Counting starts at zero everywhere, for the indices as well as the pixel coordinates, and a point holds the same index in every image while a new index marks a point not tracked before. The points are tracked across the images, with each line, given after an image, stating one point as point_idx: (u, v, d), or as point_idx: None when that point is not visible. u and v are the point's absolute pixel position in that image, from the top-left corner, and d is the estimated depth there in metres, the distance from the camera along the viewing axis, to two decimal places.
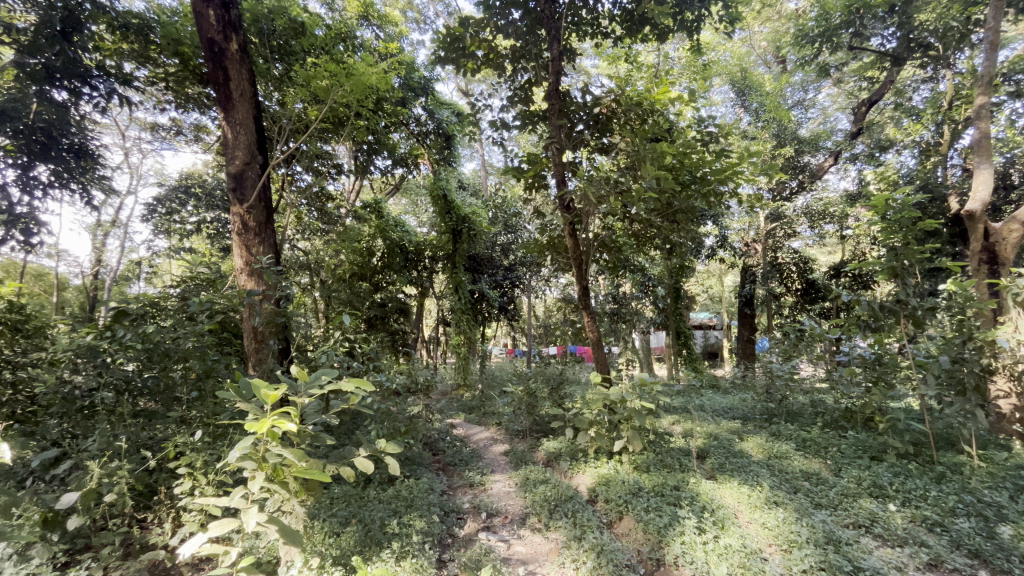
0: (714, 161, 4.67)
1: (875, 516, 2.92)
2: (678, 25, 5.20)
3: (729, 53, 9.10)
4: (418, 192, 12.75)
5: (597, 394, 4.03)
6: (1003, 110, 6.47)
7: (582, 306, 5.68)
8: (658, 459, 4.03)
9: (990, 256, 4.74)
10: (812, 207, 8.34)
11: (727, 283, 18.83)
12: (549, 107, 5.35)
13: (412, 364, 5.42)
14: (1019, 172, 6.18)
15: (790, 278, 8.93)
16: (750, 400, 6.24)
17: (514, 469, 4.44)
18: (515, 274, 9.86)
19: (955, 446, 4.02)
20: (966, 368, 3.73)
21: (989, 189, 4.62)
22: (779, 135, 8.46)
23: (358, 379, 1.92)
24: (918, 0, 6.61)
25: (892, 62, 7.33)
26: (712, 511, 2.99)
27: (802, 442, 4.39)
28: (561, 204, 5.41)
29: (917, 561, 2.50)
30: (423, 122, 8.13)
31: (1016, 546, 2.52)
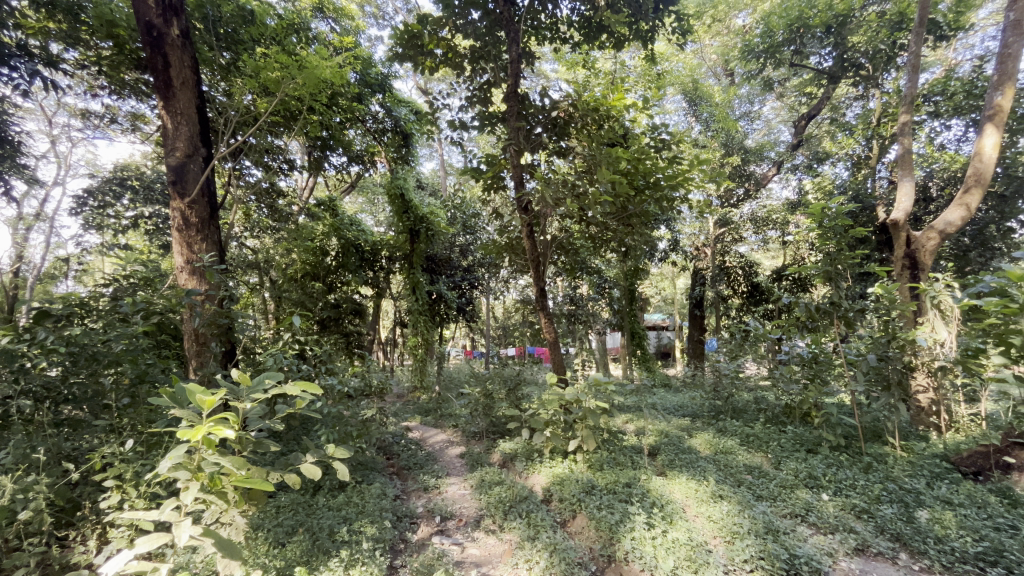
0: (666, 168, 4.81)
1: (809, 506, 3.10)
2: (634, 35, 5.33)
3: (681, 64, 9.44)
4: (376, 190, 12.50)
5: (553, 395, 4.09)
6: (924, 128, 7.04)
7: (540, 307, 5.71)
8: (611, 457, 4.11)
9: (911, 262, 5.13)
10: (757, 214, 8.59)
11: (680, 284, 19.56)
12: (508, 109, 5.37)
13: (367, 366, 5.29)
14: (937, 186, 6.75)
15: (737, 281, 9.32)
16: (699, 398, 6.50)
17: (469, 471, 4.41)
18: (474, 275, 9.81)
19: (881, 438, 4.33)
20: (890, 366, 4.03)
21: (911, 200, 5.03)
22: (727, 145, 8.85)
23: (306, 383, 1.84)
24: (851, 24, 7.08)
25: (829, 79, 7.84)
26: (661, 506, 3.09)
27: (746, 438, 4.60)
28: (519, 205, 5.42)
29: (846, 547, 2.68)
30: (380, 119, 7.96)
31: (931, 529, 2.74)
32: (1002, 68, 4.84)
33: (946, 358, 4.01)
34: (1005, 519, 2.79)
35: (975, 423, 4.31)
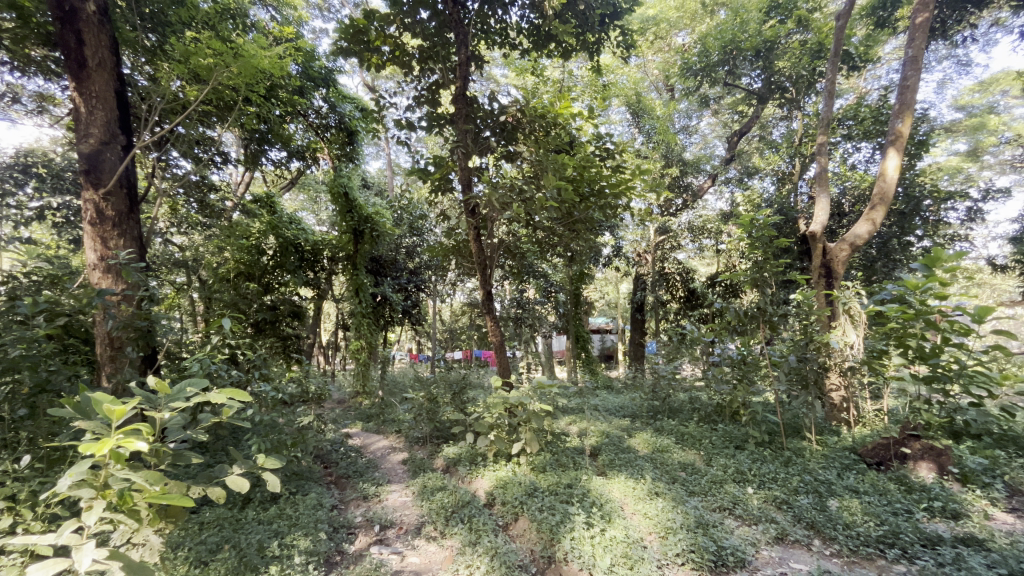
0: (610, 177, 4.96)
1: (736, 500, 3.29)
2: (580, 45, 5.45)
3: (626, 77, 9.75)
4: (318, 188, 12.02)
5: (498, 398, 4.09)
6: (838, 149, 7.71)
7: (486, 311, 5.70)
8: (554, 458, 4.17)
9: (826, 271, 5.58)
10: (693, 223, 9.12)
11: (622, 288, 20.23)
12: (456, 111, 5.33)
13: (304, 371, 5.05)
14: (849, 202, 7.42)
15: (675, 286, 9.86)
16: (639, 399, 6.74)
17: (411, 477, 4.33)
18: (420, 277, 9.65)
19: (800, 433, 4.68)
20: (808, 366, 4.38)
21: (826, 214, 5.48)
22: (667, 156, 9.25)
23: (232, 391, 1.73)
24: (778, 49, 7.63)
25: (758, 100, 8.39)
26: (600, 506, 3.16)
27: (681, 436, 4.83)
28: (466, 208, 5.40)
29: (767, 535, 2.87)
30: (324, 115, 7.68)
31: (840, 516, 2.98)
32: (903, 98, 5.38)
33: (855, 359, 4.40)
34: (902, 504, 3.09)
35: (878, 417, 4.75)
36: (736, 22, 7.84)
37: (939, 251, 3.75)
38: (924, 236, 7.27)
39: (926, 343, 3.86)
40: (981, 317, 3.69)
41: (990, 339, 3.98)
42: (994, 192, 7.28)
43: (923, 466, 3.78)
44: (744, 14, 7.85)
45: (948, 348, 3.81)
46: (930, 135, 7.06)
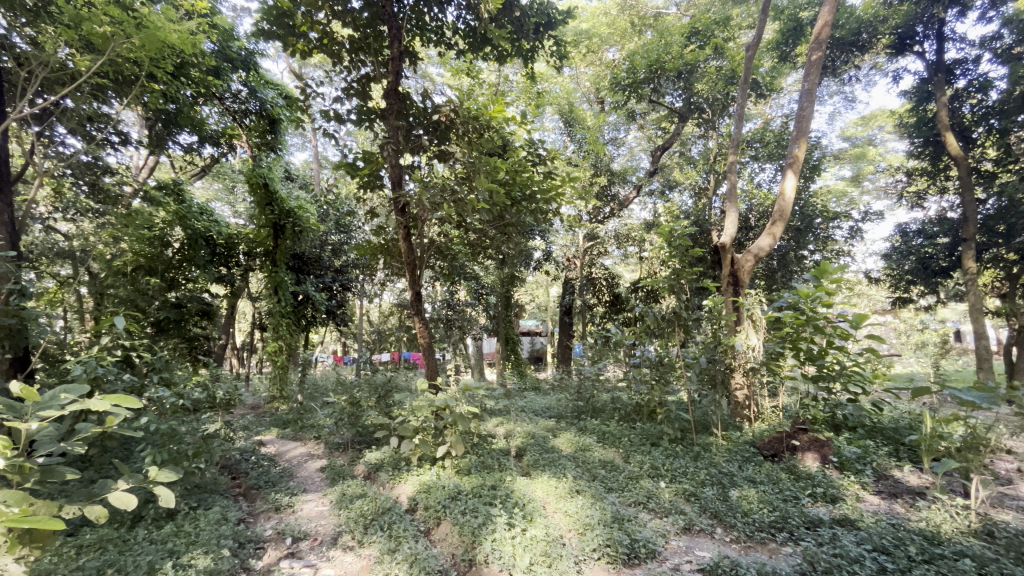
0: (541, 183, 5.07)
1: (650, 494, 3.48)
2: (515, 51, 5.52)
3: (559, 86, 10.01)
4: (234, 177, 11.14)
5: (423, 401, 4.01)
6: (747, 168, 8.42)
7: (414, 312, 5.57)
8: (479, 461, 4.16)
9: (734, 280, 6.03)
10: (619, 231, 9.50)
11: (553, 291, 20.70)
12: (387, 106, 5.17)
13: (212, 375, 4.66)
14: (755, 216, 8.14)
15: (601, 290, 10.25)
16: (565, 399, 6.90)
17: (329, 485, 4.13)
18: (346, 276, 9.23)
19: (709, 429, 5.04)
20: (717, 367, 4.74)
21: (734, 227, 5.95)
22: (596, 166, 9.58)
23: (119, 397, 1.57)
24: (697, 72, 8.17)
25: (679, 118, 8.93)
26: (522, 506, 3.20)
27: (602, 435, 5.02)
28: (396, 206, 5.20)
29: (676, 527, 3.06)
30: (243, 99, 7.15)
31: (740, 505, 3.24)
32: (800, 125, 5.97)
33: (756, 361, 4.81)
34: (791, 491, 3.43)
35: (774, 413, 5.23)
36: (661, 43, 8.31)
37: (827, 264, 4.24)
38: (816, 250, 8.13)
39: (814, 346, 4.40)
40: (858, 323, 4.22)
41: (864, 343, 4.56)
42: (871, 214, 8.30)
43: (809, 456, 4.05)
44: (668, 37, 8.34)
45: (831, 351, 4.35)
46: (821, 161, 7.92)
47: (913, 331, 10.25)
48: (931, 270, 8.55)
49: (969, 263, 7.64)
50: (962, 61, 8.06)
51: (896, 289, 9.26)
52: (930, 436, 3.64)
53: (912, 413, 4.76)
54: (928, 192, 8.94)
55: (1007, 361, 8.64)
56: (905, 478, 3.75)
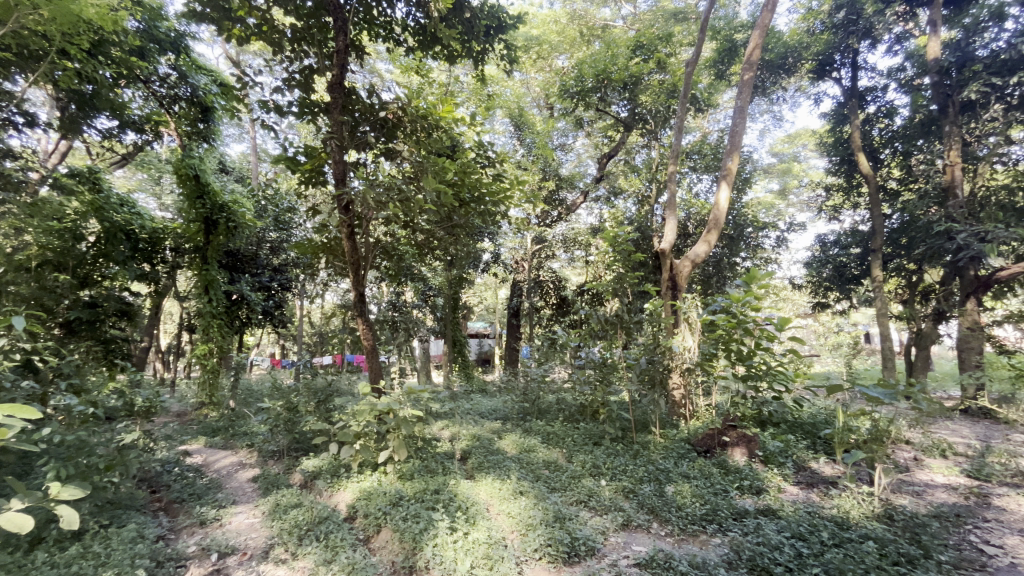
0: (489, 185, 5.08)
1: (591, 492, 3.57)
2: (465, 52, 5.49)
3: (509, 90, 10.09)
4: (161, 167, 10.35)
5: (365, 405, 3.89)
6: (686, 178, 8.85)
7: (358, 313, 5.40)
8: (423, 465, 4.10)
9: (673, 285, 6.28)
10: (567, 235, 9.70)
11: (501, 293, 20.77)
12: (331, 99, 4.98)
13: (131, 381, 4.28)
14: (692, 224, 8.58)
15: (548, 293, 10.40)
16: (510, 401, 6.93)
17: (261, 496, 3.92)
18: (286, 275, 8.81)
19: (648, 428, 5.24)
20: (656, 368, 4.94)
21: (673, 234, 6.22)
22: (545, 170, 9.74)
23: (12, 408, 1.50)
24: (642, 84, 8.48)
25: (624, 127, 9.23)
26: (465, 509, 3.18)
27: (546, 436, 5.09)
28: (339, 203, 5.00)
29: (615, 523, 3.15)
30: (172, 83, 6.74)
31: (674, 500, 3.39)
32: (733, 140, 6.34)
33: (692, 361, 5.04)
34: (721, 485, 3.63)
35: (708, 411, 5.51)
36: (608, 54, 8.58)
37: (756, 271, 4.52)
38: (747, 257, 8.67)
39: (743, 347, 4.69)
40: (783, 326, 4.53)
41: (788, 344, 4.91)
42: (795, 225, 8.96)
43: (737, 451, 4.29)
44: (615, 48, 8.63)
45: (758, 351, 4.66)
46: (752, 175, 8.48)
47: (830, 333, 11.16)
48: (845, 277, 9.35)
49: (876, 271, 8.43)
50: (872, 88, 8.88)
51: (816, 294, 10.05)
52: (841, 429, 3.97)
53: (827, 408, 5.18)
54: (844, 206, 9.77)
55: (907, 360, 9.60)
56: (820, 468, 4.08)
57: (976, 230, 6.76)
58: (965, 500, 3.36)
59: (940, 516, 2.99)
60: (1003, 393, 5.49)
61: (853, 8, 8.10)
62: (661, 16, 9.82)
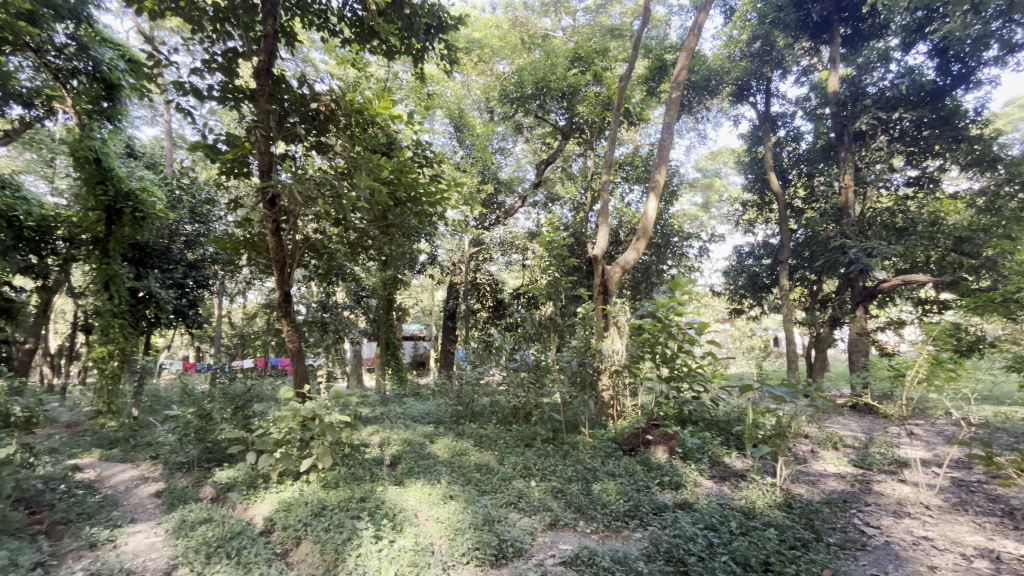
0: (427, 186, 5.00)
1: (521, 494, 3.60)
2: (405, 49, 5.38)
3: (450, 91, 10.04)
4: (55, 147, 9.25)
5: (287, 411, 3.67)
6: (618, 188, 9.23)
7: (282, 314, 5.10)
8: (349, 472, 3.94)
9: (604, 290, 6.49)
10: (504, 239, 9.79)
11: (438, 295, 20.51)
12: (257, 87, 4.68)
13: (7, 387, 3.76)
14: (624, 231, 8.96)
15: (485, 295, 10.42)
16: (444, 404, 6.85)
17: (165, 512, 3.59)
18: (202, 271, 8.15)
19: (578, 429, 5.38)
20: (586, 369, 5.08)
21: (605, 240, 6.43)
22: (484, 173, 9.77)
23: None
24: (579, 95, 8.76)
25: (562, 135, 9.48)
26: (392, 517, 3.10)
27: (479, 439, 5.08)
28: (263, 197, 4.70)
29: (543, 523, 3.20)
30: (70, 56, 5.89)
31: (600, 498, 3.51)
32: (661, 154, 6.69)
33: (620, 364, 5.25)
34: (644, 482, 3.80)
35: (634, 411, 5.75)
36: (547, 64, 8.77)
37: (679, 278, 4.80)
38: (673, 265, 9.18)
39: (667, 350, 4.95)
40: (703, 330, 4.83)
41: (707, 347, 5.23)
42: (716, 236, 9.62)
43: (659, 449, 4.51)
44: (554, 58, 8.85)
45: (681, 354, 4.94)
46: (678, 188, 9.01)
47: (745, 337, 12.07)
48: (758, 285, 10.19)
49: (784, 281, 9.26)
50: (784, 114, 9.74)
51: (733, 301, 10.86)
52: (751, 426, 4.30)
53: (740, 407, 5.59)
54: (757, 221, 10.64)
55: (807, 362, 10.59)
56: (732, 463, 4.40)
57: (865, 246, 7.62)
58: (852, 487, 3.76)
59: (830, 503, 3.33)
60: (884, 390, 6.21)
61: (767, 40, 8.89)
62: (599, 31, 10.20)
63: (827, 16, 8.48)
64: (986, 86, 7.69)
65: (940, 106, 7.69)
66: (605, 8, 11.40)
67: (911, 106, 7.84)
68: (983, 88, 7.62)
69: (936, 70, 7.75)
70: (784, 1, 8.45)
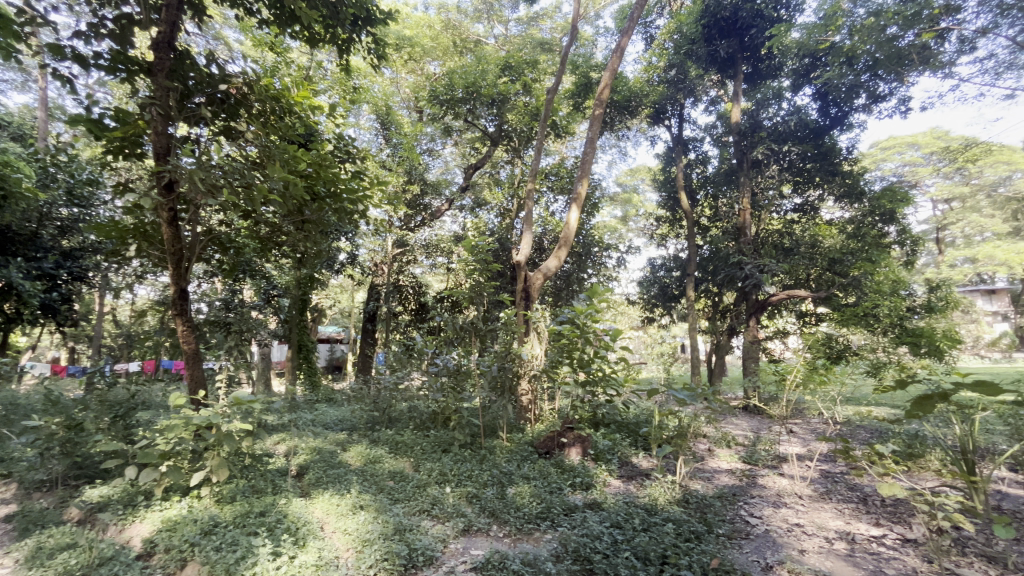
0: (347, 182, 4.78)
1: (435, 500, 3.55)
2: (330, 38, 5.14)
3: (377, 86, 9.74)
4: None
5: (177, 420, 3.31)
6: (544, 197, 9.47)
7: (176, 312, 4.61)
8: (248, 485, 3.66)
9: (526, 295, 6.55)
10: (429, 241, 9.65)
11: (358, 297, 19.68)
12: (156, 61, 4.23)
13: None
14: (547, 240, 9.22)
15: (407, 298, 10.20)
16: (359, 410, 6.58)
17: (16, 540, 3.10)
18: (79, 262, 7.17)
19: (496, 433, 5.39)
20: (506, 374, 5.13)
21: (528, 247, 6.54)
22: (410, 174, 9.57)
23: None
24: (509, 103, 8.90)
25: (491, 141, 9.57)
26: (295, 531, 2.92)
27: (394, 445, 4.94)
28: (158, 181, 4.23)
29: (455, 530, 3.17)
30: None
31: (513, 501, 3.55)
32: (584, 166, 6.95)
33: (539, 368, 5.35)
34: (557, 483, 3.91)
35: (551, 414, 5.89)
36: (478, 68, 8.73)
37: (597, 287, 5.01)
38: (593, 274, 9.57)
39: (584, 355, 5.15)
40: (617, 336, 5.08)
41: (621, 353, 5.52)
42: (632, 248, 10.19)
43: (573, 451, 4.64)
44: (485, 64, 8.86)
45: (596, 359, 5.15)
46: (599, 201, 9.45)
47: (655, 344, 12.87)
48: (668, 295, 10.92)
49: (690, 292, 10.02)
50: (694, 139, 10.56)
51: (645, 309, 11.54)
52: (656, 427, 4.58)
53: (648, 409, 5.93)
54: (669, 235, 11.42)
55: (708, 367, 11.49)
56: (639, 462, 4.66)
57: (758, 263, 8.48)
58: (740, 481, 4.14)
59: (721, 497, 3.64)
60: (770, 393, 6.91)
61: (681, 68, 9.63)
62: (530, 43, 10.44)
63: (732, 53, 9.35)
64: (856, 129, 8.88)
65: (821, 143, 8.76)
66: (536, 21, 11.70)
67: (798, 140, 8.86)
68: (854, 131, 8.82)
69: (819, 112, 8.83)
70: (697, 35, 9.25)
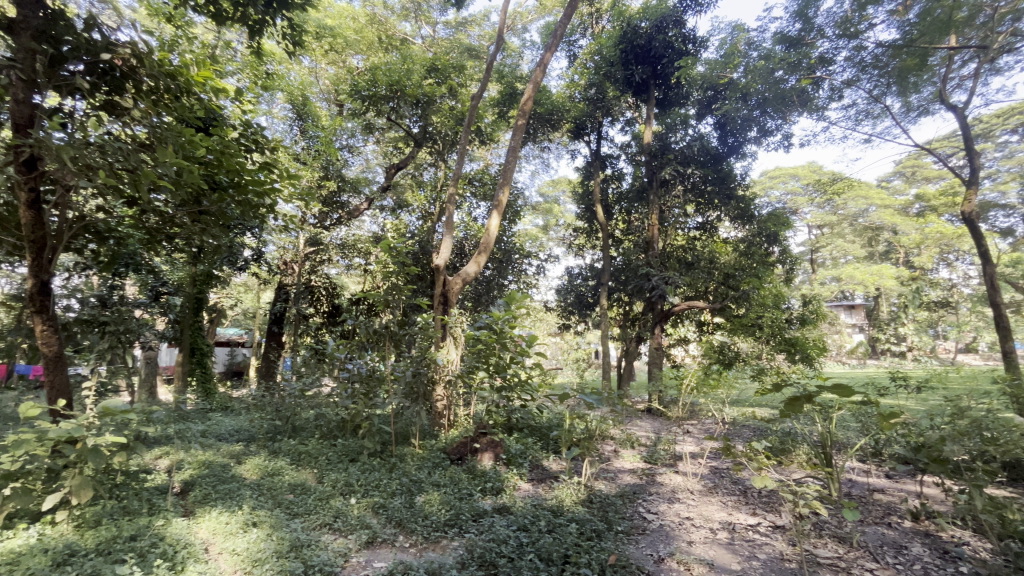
0: (254, 173, 4.41)
1: (338, 513, 3.39)
2: (239, 18, 4.76)
3: (293, 74, 9.19)
4: None
5: (28, 434, 2.86)
6: (466, 202, 9.48)
7: (35, 309, 3.97)
8: (118, 506, 3.24)
9: (444, 299, 6.44)
10: (345, 240, 9.24)
11: (263, 297, 18.27)
12: (21, 19, 3.66)
13: None
14: (469, 245, 9.22)
15: (319, 300, 9.67)
16: (259, 419, 6.09)
17: None
18: None
19: (408, 440, 5.25)
20: (420, 380, 5.03)
21: (447, 251, 6.48)
22: (327, 169, 9.11)
23: None
24: (434, 106, 8.83)
25: (414, 142, 9.42)
26: (171, 555, 2.64)
27: (297, 456, 4.64)
28: (16, 157, 3.64)
29: (358, 543, 3.04)
30: None
31: (421, 509, 3.48)
32: (506, 174, 7.02)
33: (454, 374, 5.31)
34: (467, 489, 3.90)
35: (465, 420, 5.85)
36: (403, 67, 8.53)
37: (514, 294, 5.10)
38: (513, 280, 9.73)
39: (500, 360, 5.20)
40: (532, 342, 5.19)
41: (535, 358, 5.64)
42: (551, 257, 10.51)
43: (485, 456, 4.66)
44: (410, 63, 8.67)
45: (512, 365, 5.22)
46: (521, 209, 9.64)
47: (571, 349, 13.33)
48: (583, 303, 11.37)
49: (604, 300, 10.52)
50: (611, 156, 11.14)
51: (562, 316, 11.92)
52: (566, 430, 4.75)
53: (560, 413, 6.12)
54: (587, 246, 11.91)
55: (619, 372, 12.11)
56: (549, 465, 4.81)
57: (664, 276, 9.12)
58: (640, 479, 4.41)
59: (622, 495, 3.84)
60: (671, 397, 7.44)
61: (601, 88, 10.10)
62: (457, 48, 10.44)
63: (646, 78, 10.02)
64: (749, 158, 9.92)
65: (719, 168, 9.64)
66: (464, 27, 11.74)
67: (701, 164, 9.68)
68: (747, 160, 9.83)
69: (719, 140, 9.74)
70: (615, 59, 9.82)
